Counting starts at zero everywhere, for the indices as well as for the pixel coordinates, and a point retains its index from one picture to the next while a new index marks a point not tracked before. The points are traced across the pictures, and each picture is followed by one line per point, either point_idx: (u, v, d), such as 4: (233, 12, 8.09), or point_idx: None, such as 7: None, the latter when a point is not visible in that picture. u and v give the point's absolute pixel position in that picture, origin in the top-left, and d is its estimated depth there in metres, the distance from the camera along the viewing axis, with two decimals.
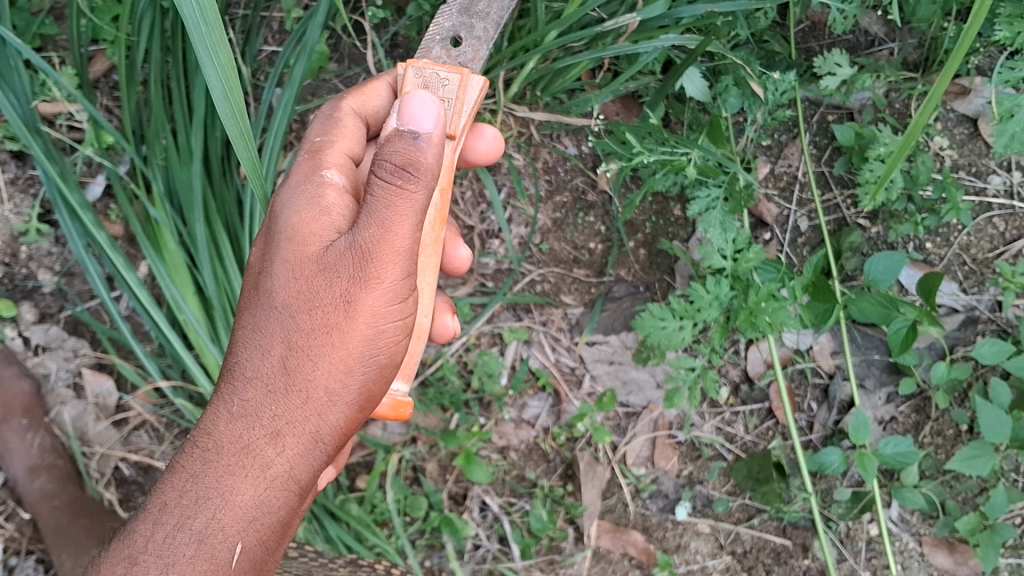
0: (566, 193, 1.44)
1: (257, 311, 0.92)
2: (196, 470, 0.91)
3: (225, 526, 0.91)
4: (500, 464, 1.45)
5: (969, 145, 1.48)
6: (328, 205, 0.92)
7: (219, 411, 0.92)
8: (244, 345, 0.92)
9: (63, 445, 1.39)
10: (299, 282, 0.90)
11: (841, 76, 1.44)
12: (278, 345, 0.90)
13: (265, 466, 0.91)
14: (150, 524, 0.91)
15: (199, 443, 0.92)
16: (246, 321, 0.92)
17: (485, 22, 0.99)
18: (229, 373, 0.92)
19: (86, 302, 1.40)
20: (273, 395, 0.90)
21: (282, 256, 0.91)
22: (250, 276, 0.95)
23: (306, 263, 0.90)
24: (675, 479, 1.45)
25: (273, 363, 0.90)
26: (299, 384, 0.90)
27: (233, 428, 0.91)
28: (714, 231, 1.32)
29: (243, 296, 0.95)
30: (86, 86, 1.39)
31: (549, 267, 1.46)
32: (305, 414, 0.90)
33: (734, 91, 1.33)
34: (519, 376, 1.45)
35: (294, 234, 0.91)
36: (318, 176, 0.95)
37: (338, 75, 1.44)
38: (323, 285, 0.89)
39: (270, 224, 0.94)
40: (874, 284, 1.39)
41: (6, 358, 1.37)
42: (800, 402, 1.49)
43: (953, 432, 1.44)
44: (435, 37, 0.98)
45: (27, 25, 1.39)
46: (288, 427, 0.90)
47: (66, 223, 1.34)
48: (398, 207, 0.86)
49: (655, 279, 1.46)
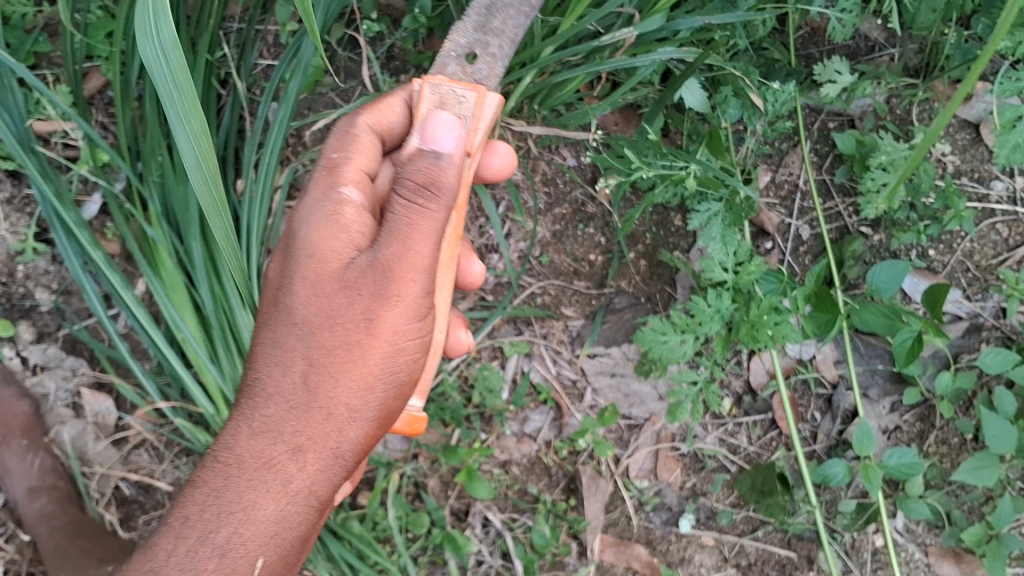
0: (566, 205, 1.45)
1: (276, 329, 0.89)
2: (219, 484, 0.90)
3: (247, 541, 0.90)
4: (501, 479, 1.44)
5: (971, 152, 1.48)
6: (345, 224, 0.89)
7: (239, 427, 0.90)
8: (263, 361, 0.90)
9: (63, 465, 1.37)
10: (320, 299, 0.87)
11: (841, 83, 1.43)
12: (299, 364, 0.88)
13: (287, 482, 0.90)
14: (172, 538, 0.89)
15: (220, 458, 0.91)
16: (266, 337, 0.90)
17: (492, 41, 0.97)
18: (248, 389, 0.91)
19: (84, 320, 1.39)
20: (294, 412, 0.89)
21: (300, 274, 0.88)
22: (265, 293, 0.93)
23: (326, 281, 0.87)
24: (678, 492, 1.44)
25: (294, 380, 0.89)
26: (321, 402, 0.89)
27: (255, 444, 0.90)
28: (715, 244, 1.32)
29: (260, 310, 0.92)
30: (81, 103, 1.37)
31: (548, 280, 1.46)
32: (326, 430, 0.90)
33: (736, 102, 1.31)
34: (520, 391, 1.43)
35: (313, 252, 0.88)
36: (330, 196, 0.90)
37: (335, 89, 1.42)
38: (344, 304, 0.87)
39: (286, 242, 0.91)
40: (879, 292, 1.39)
41: (4, 378, 1.36)
42: (803, 413, 1.47)
43: (958, 440, 1.44)
44: (451, 54, 0.95)
45: (21, 43, 1.38)
46: (310, 443, 0.90)
47: (62, 242, 1.33)
48: (420, 226, 0.85)
49: (655, 291, 1.47)
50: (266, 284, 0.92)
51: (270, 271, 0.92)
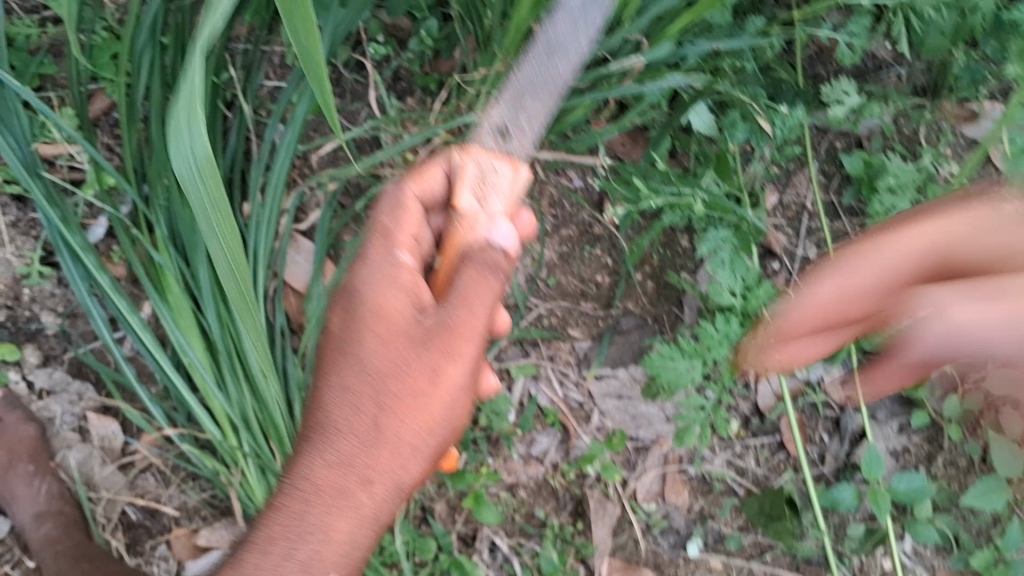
0: (572, 226, 1.45)
1: (344, 372, 0.93)
2: (298, 508, 0.94)
3: (324, 561, 0.93)
4: (509, 502, 1.43)
5: (978, 171, 1.47)
6: (402, 282, 0.92)
7: (314, 459, 0.93)
8: (333, 400, 0.93)
9: (69, 490, 1.37)
10: (388, 349, 0.90)
11: (849, 104, 1.43)
12: (364, 403, 0.91)
13: (358, 509, 0.93)
14: (258, 553, 0.94)
15: (296, 485, 0.94)
16: (333, 381, 0.93)
17: (523, 117, 0.91)
18: (318, 425, 0.94)
19: (89, 343, 1.39)
20: (361, 448, 0.92)
21: (367, 325, 0.91)
22: (333, 338, 0.96)
23: (393, 334, 0.90)
24: (686, 515, 1.44)
25: (361, 418, 0.92)
26: (383, 444, 0.92)
27: (329, 474, 0.93)
28: (723, 272, 1.37)
29: (328, 354, 0.96)
30: (87, 126, 1.37)
31: (555, 301, 1.45)
32: (393, 466, 0.92)
33: (744, 125, 1.31)
34: (527, 415, 1.44)
35: (377, 306, 0.91)
36: (388, 255, 0.92)
37: (340, 110, 1.41)
38: (403, 355, 0.90)
39: (348, 295, 0.94)
40: (881, 330, 1.36)
41: (9, 402, 1.36)
42: (811, 434, 1.47)
43: (966, 462, 1.43)
44: (485, 125, 0.91)
45: (26, 65, 1.37)
46: (380, 476, 0.93)
47: (69, 267, 1.32)
48: (481, 293, 0.88)
49: (662, 312, 1.46)
50: (333, 331, 0.96)
51: (336, 320, 0.95)
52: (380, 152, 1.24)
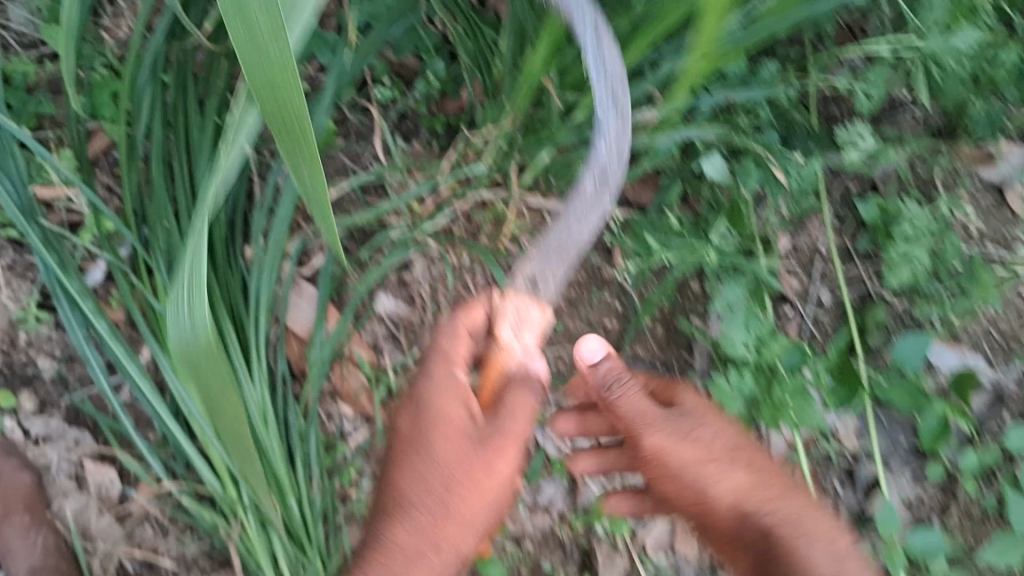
0: (580, 271, 1.42)
1: (415, 464, 0.97)
2: (381, 567, 0.97)
3: None
4: (514, 554, 1.40)
5: (995, 215, 1.44)
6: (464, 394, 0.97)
7: (391, 532, 0.98)
8: (406, 481, 0.98)
9: (64, 542, 1.33)
10: (454, 446, 0.95)
11: (865, 148, 1.39)
12: (436, 494, 0.97)
13: (429, 571, 0.98)
14: None
15: (368, 555, 0.99)
16: (406, 474, 0.98)
17: (550, 271, 0.97)
18: (391, 511, 0.99)
19: (86, 389, 1.36)
20: (431, 530, 0.98)
21: (434, 425, 0.96)
22: (401, 435, 1.01)
23: (457, 433, 0.95)
24: (696, 567, 1.41)
25: (431, 504, 0.97)
26: (453, 528, 0.98)
27: (406, 542, 0.98)
28: (737, 327, 1.33)
29: (397, 446, 1.01)
30: (86, 168, 1.33)
31: (562, 346, 1.41)
32: (458, 539, 0.98)
33: (758, 171, 1.29)
34: (533, 465, 1.40)
35: (444, 410, 0.96)
36: (449, 369, 0.97)
37: (344, 150, 1.36)
38: (470, 453, 0.95)
39: (415, 397, 0.99)
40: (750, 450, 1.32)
41: (4, 450, 1.33)
42: (823, 483, 1.45)
43: (980, 513, 1.39)
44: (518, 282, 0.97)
45: (23, 104, 1.34)
46: (447, 545, 0.98)
47: (66, 313, 1.29)
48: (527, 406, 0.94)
49: (672, 357, 1.43)
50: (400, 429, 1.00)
51: (403, 420, 0.99)
52: (385, 200, 1.21)
